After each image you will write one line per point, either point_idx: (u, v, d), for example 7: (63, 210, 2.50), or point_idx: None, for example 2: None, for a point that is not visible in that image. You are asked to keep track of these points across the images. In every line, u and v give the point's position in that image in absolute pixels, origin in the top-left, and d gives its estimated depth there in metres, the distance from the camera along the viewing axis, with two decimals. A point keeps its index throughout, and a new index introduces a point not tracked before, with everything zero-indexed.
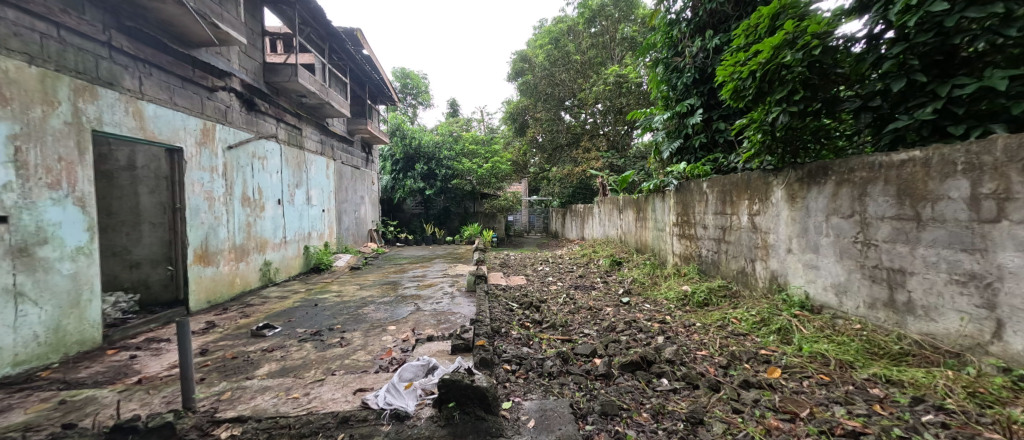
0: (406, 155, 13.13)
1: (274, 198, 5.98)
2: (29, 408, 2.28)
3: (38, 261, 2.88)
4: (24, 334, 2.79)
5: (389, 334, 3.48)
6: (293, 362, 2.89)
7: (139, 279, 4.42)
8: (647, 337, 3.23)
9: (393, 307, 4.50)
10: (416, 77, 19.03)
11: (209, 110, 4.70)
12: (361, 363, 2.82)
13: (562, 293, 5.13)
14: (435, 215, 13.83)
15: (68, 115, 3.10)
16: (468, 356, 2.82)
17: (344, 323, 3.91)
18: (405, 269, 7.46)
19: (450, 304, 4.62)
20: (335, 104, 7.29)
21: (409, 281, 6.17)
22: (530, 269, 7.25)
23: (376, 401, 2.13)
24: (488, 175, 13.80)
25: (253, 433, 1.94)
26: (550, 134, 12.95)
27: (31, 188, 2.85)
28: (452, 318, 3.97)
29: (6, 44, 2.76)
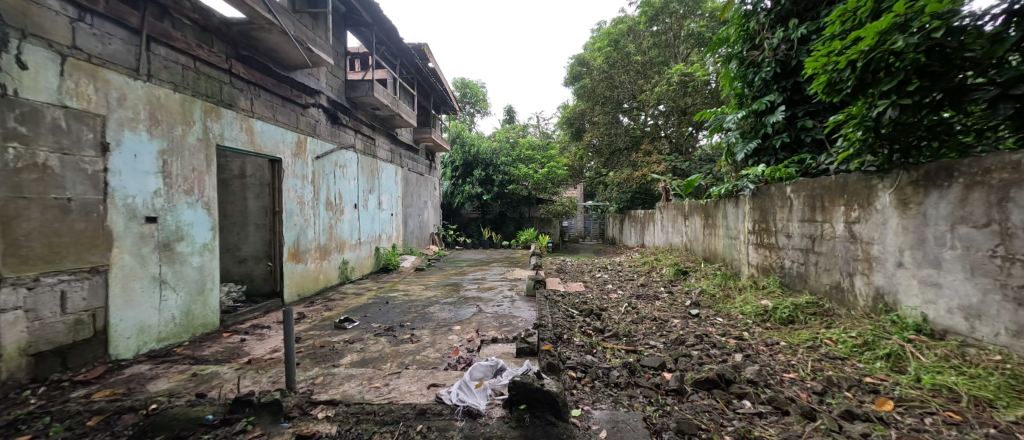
0: (466, 162, 13.67)
1: (351, 202, 6.52)
2: (171, 378, 2.70)
3: (177, 254, 3.43)
4: (165, 315, 3.32)
5: (454, 333, 3.63)
6: (372, 354, 3.12)
7: (245, 273, 5.04)
8: (723, 353, 2.99)
9: (456, 308, 4.68)
10: (475, 87, 19.69)
11: (302, 125, 5.27)
12: (431, 360, 2.96)
13: (622, 302, 4.94)
14: (492, 220, 14.17)
15: (199, 133, 3.66)
16: (534, 360, 2.83)
17: (411, 321, 4.13)
18: (466, 272, 7.73)
19: (509, 307, 4.70)
20: (405, 115, 7.75)
21: (469, 284, 6.39)
22: (587, 276, 7.09)
23: (449, 397, 2.22)
24: (545, 180, 13.75)
25: (344, 416, 2.13)
26: (607, 137, 12.62)
27: (173, 193, 3.40)
28: (514, 321, 4.01)
29: (159, 75, 3.32)
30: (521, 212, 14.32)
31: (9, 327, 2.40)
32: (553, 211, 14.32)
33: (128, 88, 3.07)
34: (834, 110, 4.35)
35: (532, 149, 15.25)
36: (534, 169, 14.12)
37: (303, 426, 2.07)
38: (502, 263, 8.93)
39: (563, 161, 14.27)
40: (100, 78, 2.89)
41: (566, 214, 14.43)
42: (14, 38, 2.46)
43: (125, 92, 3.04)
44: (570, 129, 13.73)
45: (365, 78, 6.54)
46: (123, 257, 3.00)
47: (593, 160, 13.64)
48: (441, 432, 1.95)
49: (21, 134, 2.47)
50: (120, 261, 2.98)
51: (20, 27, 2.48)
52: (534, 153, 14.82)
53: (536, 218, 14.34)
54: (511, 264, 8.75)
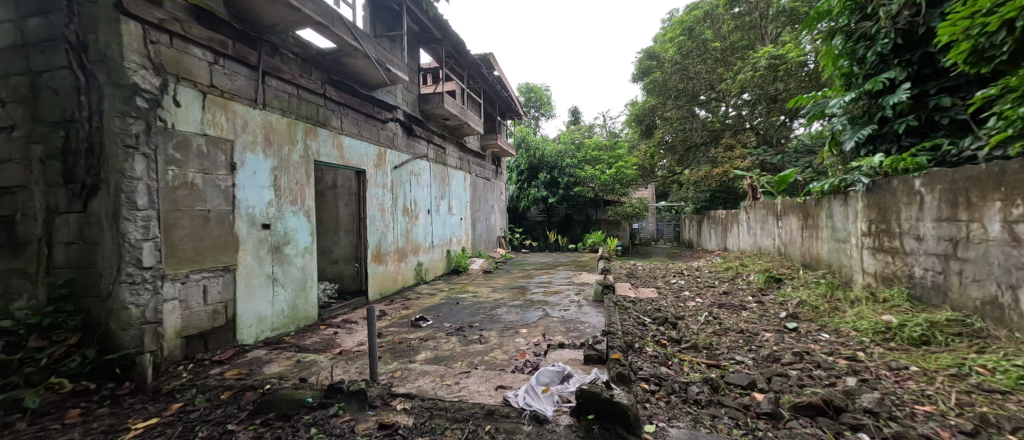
0: (531, 165, 13.92)
1: (425, 208, 6.99)
2: (280, 363, 3.14)
3: (285, 256, 3.98)
4: (277, 308, 3.87)
5: (521, 336, 3.74)
6: (444, 352, 3.35)
7: (337, 273, 5.64)
8: (830, 376, 2.74)
9: (523, 311, 4.80)
10: (539, 91, 19.84)
11: (383, 139, 5.78)
12: (499, 361, 3.09)
13: (702, 311, 4.69)
14: (558, 223, 14.17)
15: (302, 151, 4.23)
16: (605, 368, 2.84)
17: (481, 322, 4.32)
18: (532, 275, 7.87)
19: (577, 312, 4.70)
20: (472, 124, 8.10)
21: (536, 287, 6.49)
22: (662, 282, 6.82)
23: (517, 400, 2.33)
24: (612, 181, 13.45)
25: (419, 409, 2.34)
26: (682, 133, 12.00)
27: (282, 204, 3.96)
28: (582, 327, 4.02)
29: (271, 104, 3.90)
30: (588, 214, 14.12)
31: (169, 313, 2.97)
32: (623, 213, 13.88)
33: (250, 116, 3.65)
34: (981, 83, 3.89)
35: (600, 150, 14.99)
36: (601, 171, 13.87)
37: (383, 415, 2.30)
38: (569, 266, 8.94)
39: (633, 160, 13.81)
40: (230, 109, 3.48)
41: (636, 216, 13.93)
42: (172, 82, 3.05)
43: (247, 120, 3.63)
44: (639, 127, 13.27)
45: (435, 91, 6.99)
46: (246, 258, 3.57)
47: (666, 158, 13.08)
48: (509, 434, 2.06)
49: (178, 158, 3.06)
50: (243, 261, 3.54)
51: (176, 72, 3.08)
52: (602, 154, 14.58)
53: (605, 220, 14.06)
54: (579, 268, 8.72)
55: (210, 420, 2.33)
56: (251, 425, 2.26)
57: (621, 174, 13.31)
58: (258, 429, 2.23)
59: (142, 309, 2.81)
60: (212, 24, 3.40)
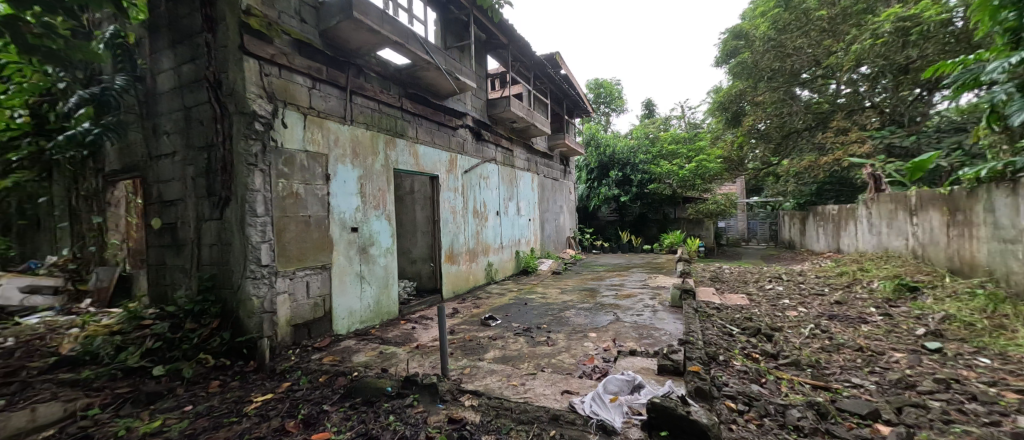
0: (601, 163, 13.71)
1: (494, 209, 7.24)
2: (366, 353, 3.51)
3: (371, 256, 4.41)
4: (364, 303, 4.30)
5: (590, 340, 3.74)
6: (512, 352, 3.47)
7: (415, 272, 6.09)
8: (990, 412, 2.35)
9: (593, 314, 4.76)
10: (609, 86, 19.29)
11: (454, 145, 6.12)
12: (566, 365, 3.14)
13: (806, 323, 4.28)
14: (631, 223, 13.75)
15: (383, 160, 4.66)
16: (682, 380, 2.73)
17: (549, 323, 4.39)
18: (603, 276, 7.73)
19: (651, 318, 4.54)
20: (539, 125, 8.20)
21: (607, 289, 6.37)
22: (754, 288, 6.29)
23: (583, 407, 2.36)
24: (693, 176, 12.50)
25: (486, 407, 2.47)
26: (779, 118, 10.18)
27: (367, 209, 4.39)
28: (656, 333, 3.89)
29: (358, 119, 4.36)
30: (664, 212, 13.48)
31: (281, 305, 3.48)
32: (705, 211, 12.28)
33: (341, 132, 4.13)
34: None
35: (676, 145, 14.18)
36: (679, 166, 13.06)
37: (452, 410, 2.46)
38: (642, 269, 8.60)
39: (717, 152, 12.43)
40: (325, 127, 3.97)
41: (722, 213, 12.25)
42: (281, 107, 3.57)
43: (339, 135, 4.10)
44: (723, 115, 11.91)
45: (503, 95, 7.23)
46: (339, 258, 4.03)
47: (759, 147, 11.27)
48: None
49: (286, 172, 3.57)
50: (337, 261, 4.01)
51: (283, 99, 3.59)
52: (681, 148, 13.74)
53: (684, 219, 13.14)
54: (654, 271, 8.34)
55: (310, 399, 2.68)
56: (342, 407, 2.56)
57: (704, 169, 12.29)
58: (347, 411, 2.52)
59: (262, 300, 3.34)
60: (311, 54, 3.91)
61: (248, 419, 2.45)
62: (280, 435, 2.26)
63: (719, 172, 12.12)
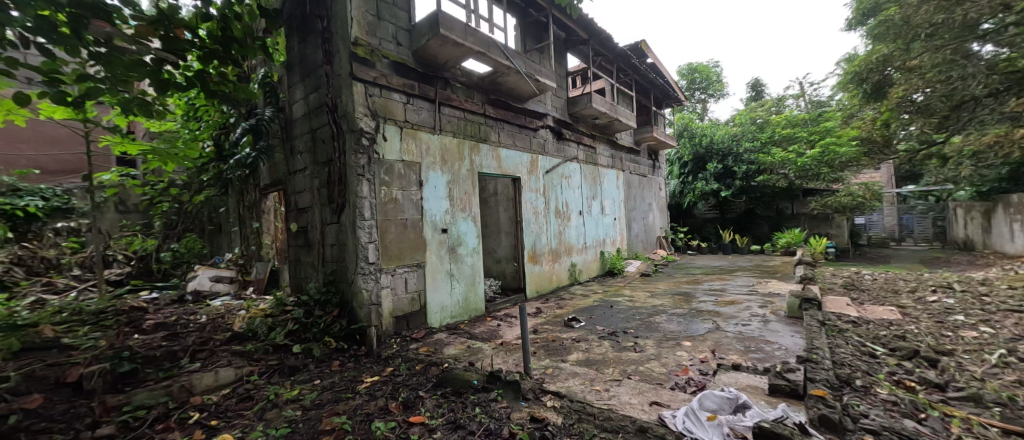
0: (696, 154, 12.63)
1: (576, 209, 7.23)
2: (456, 346, 3.79)
3: (459, 255, 4.73)
4: (453, 299, 4.63)
5: (684, 349, 3.55)
6: (596, 355, 3.47)
7: (498, 271, 6.36)
8: None
9: (688, 321, 4.50)
10: (706, 70, 17.42)
11: (535, 146, 6.25)
12: (656, 374, 3.04)
13: (995, 346, 3.61)
14: (733, 220, 12.74)
15: (469, 165, 4.96)
16: (800, 405, 2.43)
17: (637, 328, 4.27)
18: (700, 280, 7.23)
19: (759, 328, 4.13)
20: (623, 119, 7.96)
21: (704, 295, 5.93)
22: (908, 301, 5.31)
23: (674, 422, 2.27)
24: (815, 164, 10.96)
25: (568, 410, 2.52)
26: (945, 87, 6.88)
27: (455, 211, 4.72)
28: (765, 346, 3.54)
29: (446, 128, 4.71)
30: (777, 208, 12.44)
31: (385, 298, 3.92)
32: (835, 205, 10.77)
33: (431, 141, 4.50)
34: None
35: (796, 128, 12.58)
36: (800, 151, 11.59)
37: (534, 409, 2.56)
38: (749, 273, 7.78)
39: (847, 132, 10.11)
40: (417, 138, 4.37)
41: (858, 207, 10.71)
42: (382, 123, 4.02)
43: (429, 144, 4.48)
44: (859, 87, 8.95)
45: (584, 92, 7.17)
46: (431, 258, 4.40)
47: (916, 123, 8.01)
48: None
49: (387, 180, 4.01)
50: (429, 260, 4.38)
51: (383, 115, 4.05)
52: (801, 130, 12.14)
53: (805, 214, 12.00)
54: (763, 275, 7.48)
55: (408, 385, 2.99)
56: (434, 395, 2.81)
57: (830, 155, 10.57)
58: (439, 399, 2.76)
59: (369, 293, 3.82)
60: (405, 72, 4.34)
61: (359, 396, 2.82)
62: (384, 413, 2.57)
63: (854, 158, 9.70)
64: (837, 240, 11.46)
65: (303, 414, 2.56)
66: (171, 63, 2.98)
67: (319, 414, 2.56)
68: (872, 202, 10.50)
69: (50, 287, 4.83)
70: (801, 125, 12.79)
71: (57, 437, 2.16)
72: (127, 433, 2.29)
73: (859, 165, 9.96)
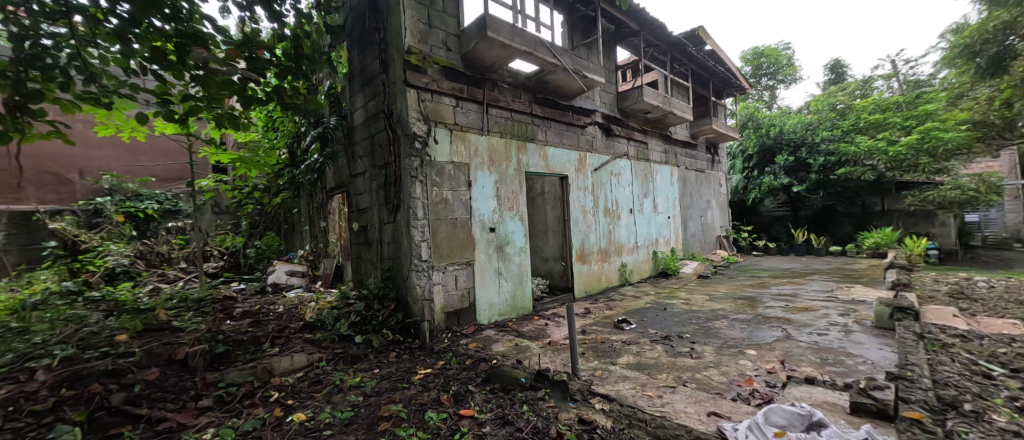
0: (762, 147, 11.94)
1: (627, 208, 7.08)
2: (505, 343, 3.87)
3: (507, 254, 4.82)
4: (502, 298, 4.73)
5: (748, 358, 3.36)
6: (648, 359, 3.41)
7: (546, 270, 6.40)
8: None
9: (752, 327, 4.24)
10: (774, 52, 15.45)
11: (583, 143, 6.19)
12: (714, 383, 2.92)
13: None
14: (808, 218, 11.77)
15: (516, 165, 5.04)
16: (890, 427, 2.24)
17: (693, 333, 4.11)
18: (768, 284, 6.76)
19: (839, 338, 3.78)
20: (678, 112, 7.63)
21: (771, 300, 5.54)
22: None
23: (736, 435, 2.18)
24: (912, 154, 9.50)
25: (619, 415, 2.50)
26: None
27: (502, 211, 4.82)
28: (846, 359, 3.25)
29: (493, 129, 4.82)
30: (864, 203, 11.15)
31: (437, 294, 4.11)
32: (938, 200, 9.45)
33: (479, 142, 4.64)
34: None
35: (887, 112, 10.52)
36: (892, 137, 10.01)
37: (582, 410, 2.58)
38: (827, 278, 7.10)
39: (955, 115, 8.46)
40: (466, 139, 4.51)
41: (969, 202, 9.23)
42: (433, 127, 4.21)
43: (477, 145, 4.61)
44: (971, 61, 7.35)
45: (634, 86, 6.98)
46: (480, 256, 4.53)
47: None
48: None
49: (438, 181, 4.20)
50: (478, 258, 4.51)
51: (434, 119, 4.24)
52: (893, 114, 10.27)
53: (899, 210, 10.63)
54: (845, 280, 6.78)
55: (459, 379, 3.11)
56: (483, 390, 2.91)
57: (931, 141, 9.08)
58: (488, 394, 2.85)
59: (423, 289, 4.02)
60: (454, 76, 4.50)
61: (413, 386, 2.99)
62: (436, 404, 2.71)
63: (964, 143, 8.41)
64: (941, 241, 10.13)
65: (364, 400, 2.77)
66: (254, 80, 3.36)
67: (378, 401, 2.75)
68: (990, 196, 8.93)
69: (163, 277, 5.62)
70: (895, 109, 10.80)
71: (169, 405, 2.54)
72: (221, 406, 2.63)
73: (971, 152, 8.70)
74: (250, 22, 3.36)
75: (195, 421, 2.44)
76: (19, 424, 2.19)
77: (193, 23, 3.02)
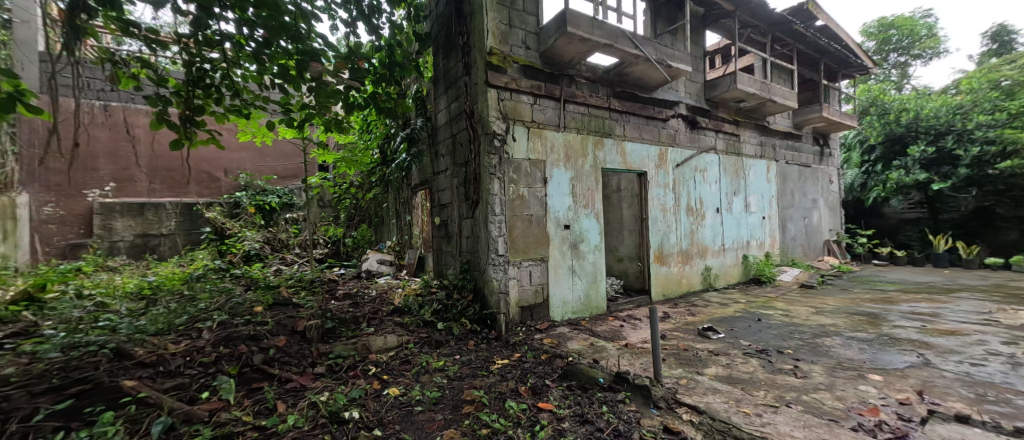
0: (890, 136, 10.29)
1: (713, 206, 6.59)
2: (580, 342, 3.87)
3: (581, 252, 4.79)
4: (575, 296, 4.72)
5: (869, 384, 2.94)
6: (740, 373, 3.16)
7: (622, 270, 6.24)
8: None
9: (872, 348, 3.70)
10: (909, 21, 13.09)
11: (664, 138, 5.88)
12: (826, 407, 2.62)
13: None
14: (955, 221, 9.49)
15: (592, 162, 4.97)
16: None
17: (796, 349, 3.71)
18: (895, 299, 5.80)
19: (1001, 372, 3.13)
20: (779, 99, 6.87)
21: (902, 318, 4.75)
22: None
23: None
24: None
25: (711, 429, 2.38)
26: None
27: (577, 208, 4.80)
28: (1014, 399, 2.68)
29: (569, 125, 4.79)
30: None
31: (512, 288, 4.24)
32: None
33: (555, 139, 4.65)
34: None
35: None
36: None
37: (668, 419, 2.49)
38: (980, 297, 5.86)
39: None
40: (543, 136, 4.56)
41: None
42: (511, 125, 4.33)
43: (553, 142, 4.63)
44: None
45: (726, 73, 6.44)
46: (554, 253, 4.56)
47: None
48: None
49: (514, 178, 4.32)
50: (552, 255, 4.55)
51: (513, 117, 4.35)
52: None
53: None
54: (1008, 301, 5.54)
55: (536, 372, 3.19)
56: (560, 386, 2.95)
57: None
58: (565, 390, 2.89)
59: (499, 282, 4.16)
60: (532, 74, 4.56)
61: (492, 375, 3.13)
62: (516, 395, 2.81)
63: None
64: None
65: (448, 383, 2.98)
66: (357, 88, 3.77)
67: (461, 385, 2.94)
68: None
69: (283, 260, 6.59)
70: None
71: (294, 368, 2.97)
72: (332, 374, 3.02)
73: None
74: (354, 36, 3.76)
75: (313, 384, 2.84)
76: (193, 371, 2.73)
77: (310, 41, 3.46)
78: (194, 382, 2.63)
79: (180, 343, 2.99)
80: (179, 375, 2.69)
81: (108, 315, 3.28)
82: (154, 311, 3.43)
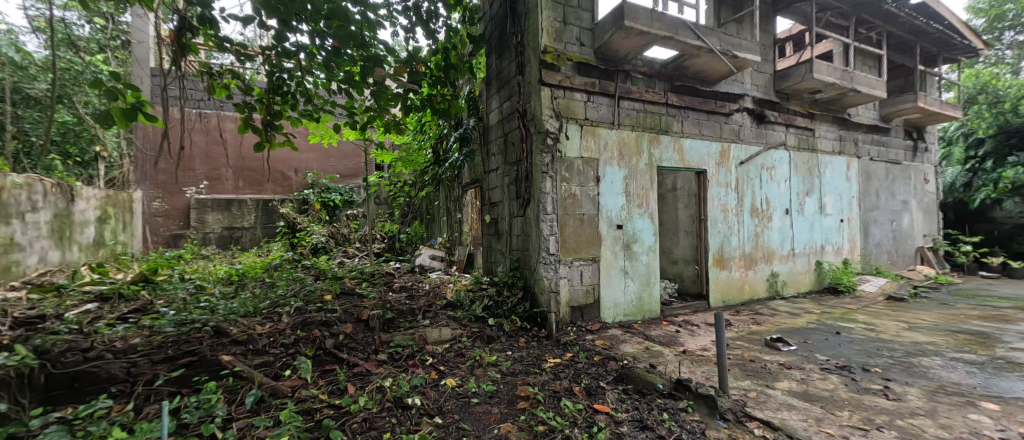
0: (1004, 128, 8.90)
1: (782, 207, 6.09)
2: (634, 345, 3.75)
3: (634, 253, 4.64)
4: (627, 298, 4.58)
5: (979, 413, 2.57)
6: (817, 390, 2.90)
7: (677, 273, 5.96)
8: None
9: (982, 373, 3.23)
10: None
11: (726, 133, 5.53)
12: (926, 434, 2.32)
13: None
14: None
15: (647, 159, 4.79)
16: None
17: (885, 368, 3.32)
18: (1011, 318, 5.01)
19: None
20: (863, 88, 6.19)
21: (1020, 340, 4.09)
22: None
23: None
24: None
25: None
26: None
27: (631, 207, 4.65)
28: None
29: (623, 122, 4.65)
30: None
31: (563, 287, 4.20)
32: None
33: (608, 136, 4.54)
34: None
35: None
36: None
37: (736, 432, 2.35)
38: None
39: None
40: (596, 134, 4.47)
41: None
42: (565, 122, 4.29)
43: (606, 139, 4.52)
44: None
45: (800, 62, 5.91)
46: (606, 253, 4.46)
47: None
48: None
49: (567, 177, 4.27)
50: (603, 255, 4.45)
51: (566, 115, 4.31)
52: None
53: None
54: None
55: (589, 373, 3.14)
56: (616, 389, 2.88)
57: None
58: (622, 394, 2.82)
59: (550, 281, 4.14)
60: (586, 71, 4.48)
61: (546, 373, 3.13)
62: (570, 395, 2.78)
63: None
64: None
65: (502, 378, 3.02)
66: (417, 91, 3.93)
67: (515, 381, 2.98)
68: None
69: (346, 253, 7.06)
70: None
71: (360, 354, 3.17)
72: (393, 362, 3.18)
73: None
74: (413, 40, 3.92)
75: (377, 370, 3.01)
76: (276, 350, 2.99)
77: (374, 47, 3.65)
78: (278, 361, 2.89)
79: (265, 325, 3.31)
80: (266, 353, 2.96)
81: (206, 297, 3.71)
82: (243, 295, 3.83)
